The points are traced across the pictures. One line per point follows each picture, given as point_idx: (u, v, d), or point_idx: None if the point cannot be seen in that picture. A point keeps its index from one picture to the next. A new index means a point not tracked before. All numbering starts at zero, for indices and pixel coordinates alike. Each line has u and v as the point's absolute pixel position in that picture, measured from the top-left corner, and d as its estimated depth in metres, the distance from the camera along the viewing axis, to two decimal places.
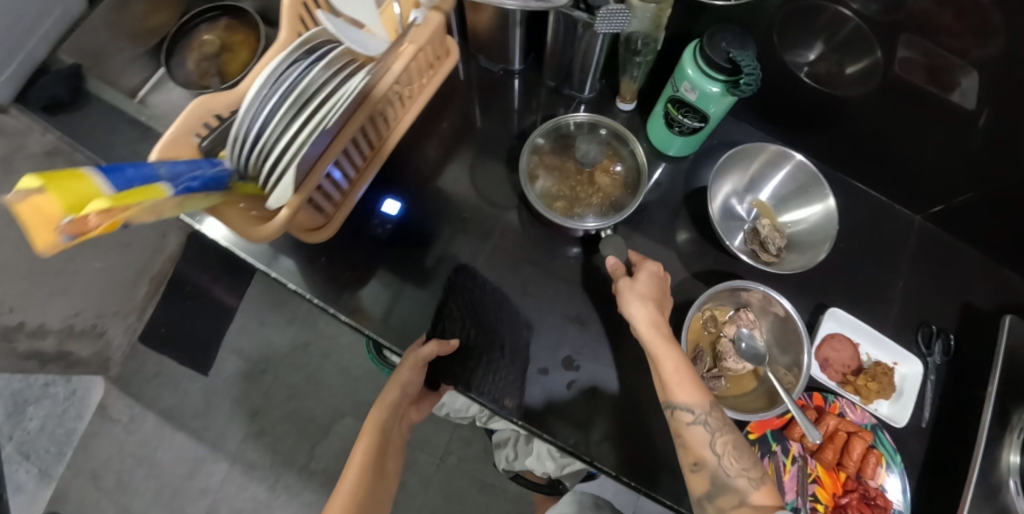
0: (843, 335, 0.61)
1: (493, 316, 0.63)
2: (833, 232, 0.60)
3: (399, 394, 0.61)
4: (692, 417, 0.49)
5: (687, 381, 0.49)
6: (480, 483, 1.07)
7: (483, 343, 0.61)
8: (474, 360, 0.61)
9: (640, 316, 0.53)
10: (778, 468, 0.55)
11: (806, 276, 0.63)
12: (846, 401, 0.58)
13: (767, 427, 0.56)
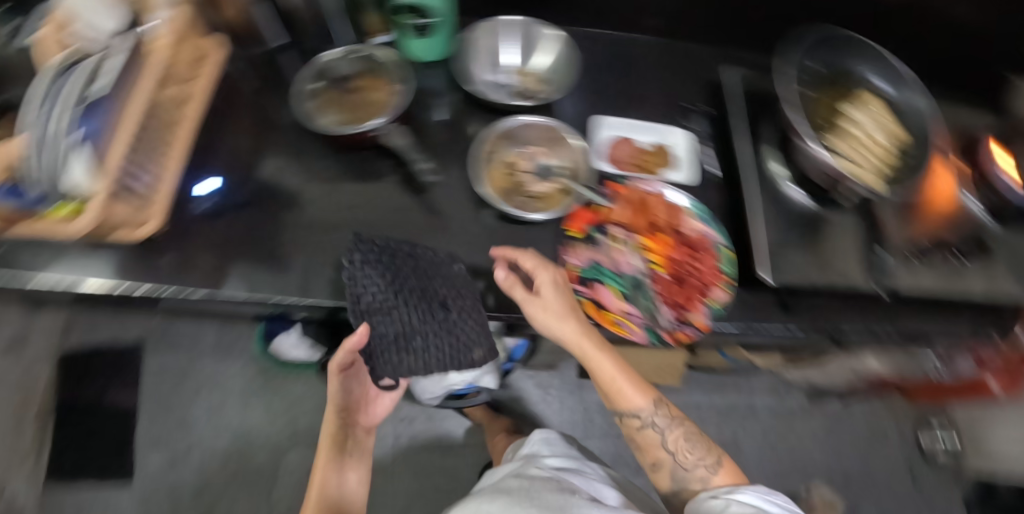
0: (620, 134, 0.70)
1: (425, 281, 0.57)
2: (577, 63, 0.72)
3: (337, 404, 0.67)
4: (641, 421, 0.58)
5: (625, 382, 0.57)
6: (440, 448, 1.08)
7: (418, 317, 0.55)
8: (417, 336, 0.55)
9: (572, 330, 0.54)
10: (606, 250, 0.63)
11: (585, 108, 0.73)
12: (634, 179, 0.67)
13: (584, 224, 0.64)
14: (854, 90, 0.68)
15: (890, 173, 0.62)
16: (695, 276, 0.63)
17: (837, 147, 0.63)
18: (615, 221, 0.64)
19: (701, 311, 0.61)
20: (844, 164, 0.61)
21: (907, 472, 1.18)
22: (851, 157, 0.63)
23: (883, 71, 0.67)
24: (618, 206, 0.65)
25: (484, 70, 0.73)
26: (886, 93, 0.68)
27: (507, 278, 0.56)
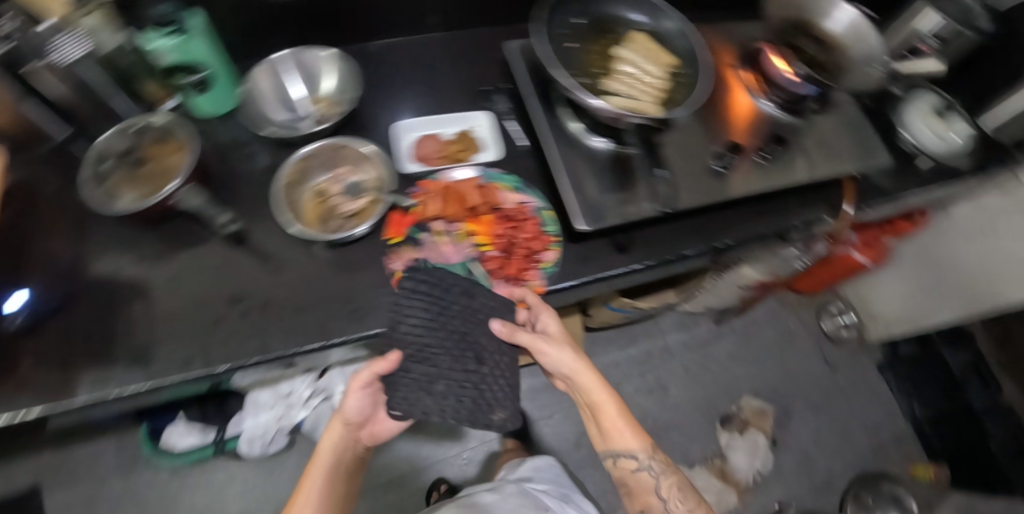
0: (423, 133, 0.71)
1: (468, 325, 0.57)
2: (358, 73, 0.72)
3: (348, 419, 0.63)
4: (636, 464, 0.61)
5: (623, 431, 0.61)
6: (383, 486, 1.03)
7: (449, 363, 0.55)
8: (441, 381, 0.54)
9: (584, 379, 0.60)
10: (433, 246, 0.64)
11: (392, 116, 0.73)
12: (444, 171, 0.67)
13: (404, 228, 0.65)
14: (615, 27, 0.69)
15: (663, 98, 0.65)
16: (522, 245, 0.64)
17: (612, 89, 0.65)
18: (434, 215, 0.64)
19: (535, 275, 0.63)
20: (617, 104, 0.63)
21: (818, 358, 1.28)
22: (625, 94, 0.64)
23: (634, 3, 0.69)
24: (433, 204, 0.64)
25: (276, 109, 0.71)
26: (644, 23, 0.69)
27: (503, 327, 0.57)
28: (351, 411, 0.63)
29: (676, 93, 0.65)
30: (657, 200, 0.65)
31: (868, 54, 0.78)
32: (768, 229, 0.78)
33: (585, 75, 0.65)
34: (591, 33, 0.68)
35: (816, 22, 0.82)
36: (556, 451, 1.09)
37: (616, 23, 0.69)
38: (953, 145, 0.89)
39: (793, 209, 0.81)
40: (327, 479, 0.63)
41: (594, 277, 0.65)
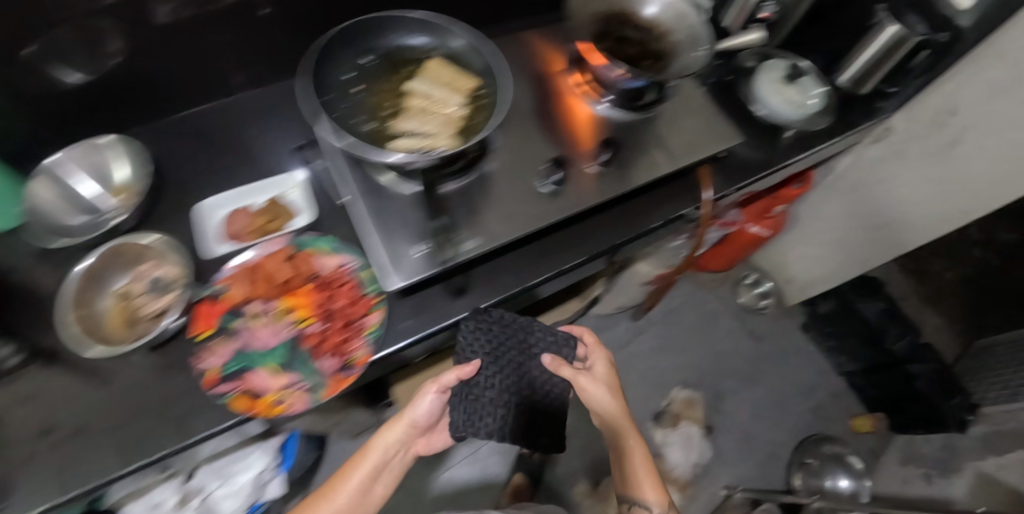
0: (230, 208, 0.66)
1: (523, 357, 0.64)
2: (144, 155, 0.67)
3: (412, 421, 0.64)
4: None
5: (648, 479, 0.68)
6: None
7: (506, 386, 0.62)
8: (501, 406, 0.62)
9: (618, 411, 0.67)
10: (250, 331, 0.59)
11: (204, 193, 0.68)
12: (255, 245, 0.62)
13: (217, 317, 0.60)
14: (399, 59, 0.62)
15: (461, 125, 0.57)
16: (343, 313, 0.59)
17: (402, 126, 0.57)
18: (244, 299, 0.60)
19: (360, 344, 0.58)
20: (407, 146, 0.55)
21: (736, 333, 1.31)
22: (416, 131, 0.57)
23: (415, 27, 0.62)
24: (244, 284, 0.60)
25: (71, 215, 0.64)
26: (430, 46, 0.63)
27: (552, 360, 0.62)
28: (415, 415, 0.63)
29: (475, 117, 0.58)
30: (476, 238, 0.61)
31: (693, 35, 0.73)
32: (625, 236, 0.72)
33: (369, 121, 0.57)
34: (370, 72, 0.61)
35: (635, 8, 0.76)
36: (522, 483, 1.06)
37: (400, 55, 0.62)
38: (805, 108, 0.87)
39: (653, 209, 0.76)
40: (369, 481, 0.63)
41: (416, 334, 0.60)
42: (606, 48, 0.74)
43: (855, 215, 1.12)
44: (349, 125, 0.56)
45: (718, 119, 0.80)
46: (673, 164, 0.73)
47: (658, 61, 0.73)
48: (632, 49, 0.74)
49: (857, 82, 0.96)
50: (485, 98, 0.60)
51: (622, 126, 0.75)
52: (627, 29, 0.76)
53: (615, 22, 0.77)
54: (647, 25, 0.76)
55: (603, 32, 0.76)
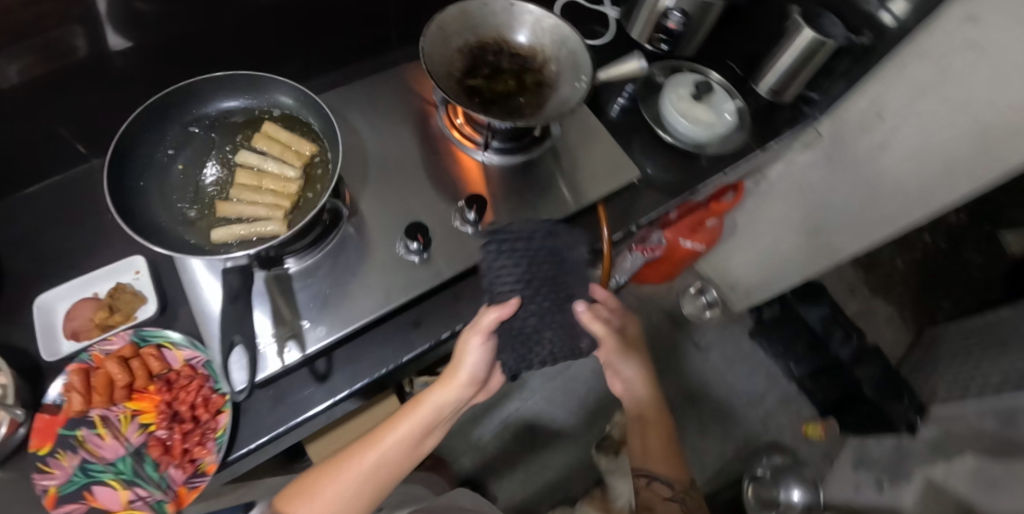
0: (69, 300, 0.59)
1: (556, 269, 0.55)
2: None
3: (468, 374, 0.56)
4: (668, 490, 0.71)
5: (661, 454, 0.73)
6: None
7: (547, 307, 0.54)
8: (545, 331, 0.53)
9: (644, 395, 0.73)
10: (93, 441, 0.54)
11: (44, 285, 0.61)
12: (96, 344, 0.56)
13: (55, 430, 0.54)
14: (226, 125, 0.56)
15: (292, 202, 0.52)
16: (190, 417, 0.54)
17: (225, 209, 0.51)
18: (79, 409, 0.53)
19: (211, 450, 0.53)
20: (227, 237, 0.50)
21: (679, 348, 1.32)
22: (241, 215, 0.51)
23: (241, 87, 0.56)
24: (78, 392, 0.53)
25: None
26: (263, 109, 0.57)
27: (586, 312, 0.57)
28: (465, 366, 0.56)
29: (311, 190, 0.52)
30: (326, 324, 0.55)
31: (574, 62, 0.66)
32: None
33: (190, 205, 0.52)
34: (193, 145, 0.55)
35: (506, 36, 0.69)
36: None
37: (228, 119, 0.56)
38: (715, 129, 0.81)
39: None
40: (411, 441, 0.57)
41: (270, 433, 0.55)
42: (477, 83, 0.66)
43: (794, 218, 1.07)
44: (165, 214, 0.51)
45: (619, 150, 0.73)
46: (574, 205, 0.68)
47: (536, 96, 0.66)
48: (507, 84, 0.67)
49: (779, 90, 0.89)
50: (323, 166, 0.55)
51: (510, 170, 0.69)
52: (503, 59, 0.68)
53: (488, 50, 0.68)
54: (525, 54, 0.69)
55: (474, 63, 0.67)
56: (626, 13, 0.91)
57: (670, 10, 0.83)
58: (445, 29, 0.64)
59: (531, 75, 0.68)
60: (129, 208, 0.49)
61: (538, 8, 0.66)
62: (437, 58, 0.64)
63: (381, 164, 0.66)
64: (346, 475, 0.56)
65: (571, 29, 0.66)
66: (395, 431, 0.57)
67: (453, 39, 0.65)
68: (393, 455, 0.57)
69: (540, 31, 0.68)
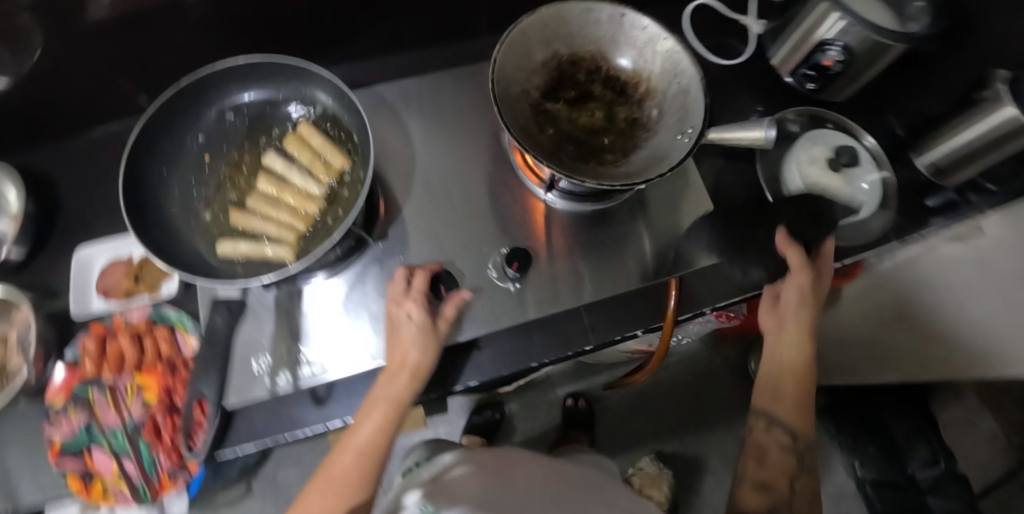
0: (106, 257, 0.60)
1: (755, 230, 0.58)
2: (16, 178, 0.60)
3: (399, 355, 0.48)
4: (786, 437, 0.53)
5: (791, 399, 0.54)
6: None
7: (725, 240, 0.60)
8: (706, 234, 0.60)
9: (787, 341, 0.55)
10: (100, 406, 0.55)
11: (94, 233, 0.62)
12: (122, 309, 0.57)
13: (72, 384, 0.55)
14: (264, 116, 0.51)
15: (307, 226, 0.47)
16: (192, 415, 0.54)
17: (238, 219, 0.47)
18: (96, 371, 0.55)
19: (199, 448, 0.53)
20: (230, 253, 0.46)
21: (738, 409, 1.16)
22: (251, 230, 0.47)
23: (286, 75, 0.50)
24: (96, 354, 0.55)
25: None
26: (306, 105, 0.51)
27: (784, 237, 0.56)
28: (422, 344, 0.48)
29: (328, 216, 0.47)
30: (324, 361, 0.53)
31: (683, 107, 0.50)
32: (546, 357, 0.56)
33: (206, 204, 0.48)
34: (225, 132, 0.50)
35: (610, 51, 0.54)
36: None
37: (268, 109, 0.51)
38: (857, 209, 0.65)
39: (590, 322, 0.58)
40: (383, 434, 0.47)
41: (250, 447, 0.52)
42: (557, 107, 0.53)
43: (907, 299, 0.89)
44: (183, 208, 0.48)
45: (717, 219, 0.61)
46: (648, 274, 0.59)
47: (624, 139, 0.52)
48: (591, 116, 0.54)
49: (945, 170, 0.72)
50: (347, 188, 0.48)
51: (572, 220, 0.60)
52: (595, 82, 0.55)
53: (580, 67, 0.54)
54: (626, 80, 0.54)
55: (559, 82, 0.54)
56: (774, 29, 0.73)
57: (829, 43, 0.65)
58: (533, 35, 0.51)
59: (626, 109, 0.54)
60: (142, 199, 0.47)
61: (656, 25, 0.51)
62: (516, 68, 0.50)
63: (428, 182, 0.59)
64: (324, 494, 0.45)
65: (693, 62, 0.50)
66: (357, 429, 0.48)
67: (542, 47, 0.52)
68: (373, 451, 0.47)
69: (652, 56, 0.52)
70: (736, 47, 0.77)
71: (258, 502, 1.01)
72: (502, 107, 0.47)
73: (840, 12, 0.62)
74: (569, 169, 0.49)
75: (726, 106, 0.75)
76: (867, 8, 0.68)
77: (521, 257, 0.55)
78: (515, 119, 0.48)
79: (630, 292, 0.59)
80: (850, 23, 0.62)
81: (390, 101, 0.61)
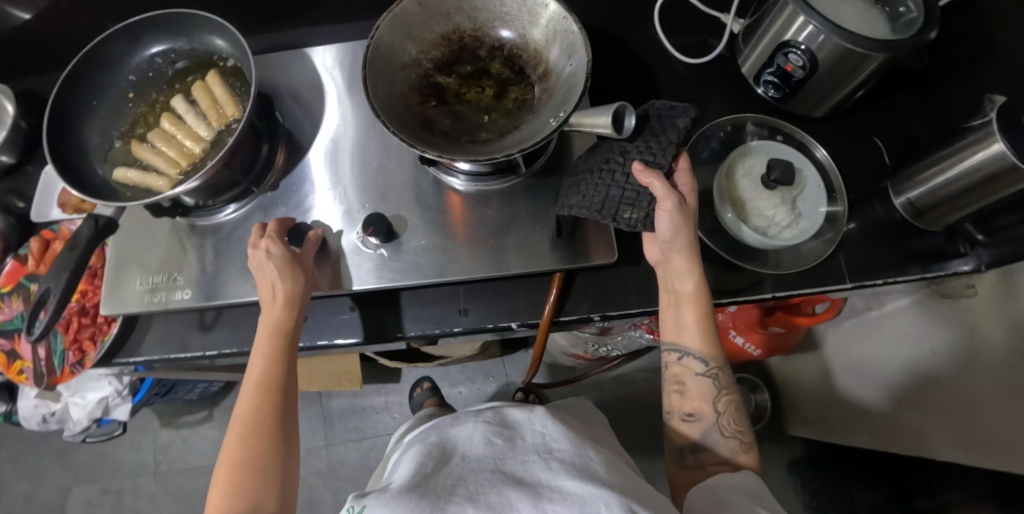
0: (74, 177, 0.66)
1: (618, 162, 0.49)
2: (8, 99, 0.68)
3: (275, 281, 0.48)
4: (701, 368, 0.50)
5: (697, 328, 0.50)
6: (192, 471, 1.07)
7: (610, 179, 0.48)
8: (583, 184, 0.50)
9: (681, 269, 0.50)
10: (30, 300, 0.63)
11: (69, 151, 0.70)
12: (69, 222, 0.64)
13: (19, 276, 0.64)
14: (190, 66, 0.58)
15: (188, 164, 0.53)
16: (93, 321, 0.59)
17: (137, 149, 0.54)
18: (37, 269, 0.63)
19: (94, 349, 0.58)
20: (122, 180, 0.52)
21: None
22: (148, 163, 0.53)
23: (208, 29, 0.56)
24: (42, 254, 0.63)
25: None
26: (224, 60, 0.57)
27: (641, 170, 0.47)
28: (291, 269, 0.49)
29: (207, 158, 0.53)
30: (194, 289, 0.55)
31: (568, 90, 0.48)
32: (412, 330, 0.56)
33: (121, 134, 0.56)
34: (154, 75, 0.57)
35: (511, 29, 0.53)
36: None
37: (194, 60, 0.58)
38: (799, 232, 0.60)
39: (466, 305, 0.56)
40: (275, 363, 0.46)
41: (145, 358, 0.58)
42: (450, 81, 0.54)
43: (899, 348, 0.79)
44: (100, 133, 0.55)
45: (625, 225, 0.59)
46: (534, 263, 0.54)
47: (507, 119, 0.51)
48: (483, 94, 0.53)
49: (923, 211, 0.63)
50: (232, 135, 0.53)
51: (468, 198, 0.56)
52: (496, 61, 0.54)
53: (484, 45, 0.54)
54: (527, 61, 0.53)
55: (458, 57, 0.54)
56: (747, 30, 0.67)
57: (791, 46, 0.60)
58: (432, 7, 0.51)
59: (519, 91, 0.53)
60: (69, 118, 0.54)
61: (557, 2, 0.49)
62: (408, 37, 0.51)
63: (328, 140, 0.59)
64: (242, 440, 0.42)
65: (585, 41, 0.47)
66: (248, 373, 0.46)
67: (442, 20, 0.52)
68: (272, 379, 0.46)
69: (554, 37, 0.51)
70: (714, 45, 0.71)
71: (215, 429, 1.09)
72: (377, 73, 0.48)
73: (805, 15, 0.56)
74: (430, 141, 0.48)
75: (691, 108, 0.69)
76: (861, 10, 0.60)
77: (376, 224, 0.51)
78: (391, 88, 0.49)
79: (514, 280, 0.57)
80: (815, 27, 0.56)
81: (317, 59, 0.62)
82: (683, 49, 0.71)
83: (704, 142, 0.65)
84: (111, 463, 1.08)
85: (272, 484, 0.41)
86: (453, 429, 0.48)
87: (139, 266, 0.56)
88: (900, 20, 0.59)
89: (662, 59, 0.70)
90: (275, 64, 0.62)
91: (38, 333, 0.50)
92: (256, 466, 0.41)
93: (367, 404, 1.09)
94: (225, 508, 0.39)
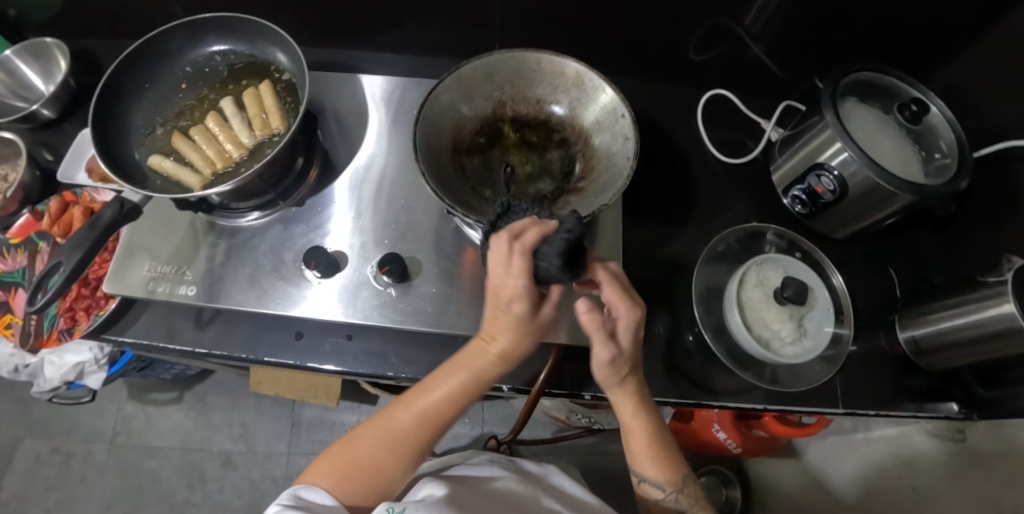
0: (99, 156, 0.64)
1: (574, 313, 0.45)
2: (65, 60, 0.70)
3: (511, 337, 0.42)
4: (661, 493, 0.52)
5: (649, 458, 0.51)
6: (147, 450, 1.05)
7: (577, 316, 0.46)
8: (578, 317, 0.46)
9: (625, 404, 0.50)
10: (35, 259, 0.64)
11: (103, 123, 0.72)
12: (93, 188, 0.65)
13: (30, 232, 0.65)
14: (245, 69, 0.59)
15: (223, 167, 0.54)
16: (91, 297, 0.59)
17: (175, 139, 0.55)
18: (49, 229, 0.64)
19: (87, 322, 0.58)
20: (157, 168, 0.53)
21: None
22: (184, 157, 0.54)
23: (273, 42, 0.57)
24: (53, 215, 0.63)
25: (32, 95, 0.74)
26: (279, 71, 0.59)
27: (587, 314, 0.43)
28: (518, 331, 0.42)
29: (244, 165, 0.54)
30: (198, 288, 0.55)
31: (612, 180, 0.52)
32: (403, 372, 0.55)
33: (164, 122, 0.57)
34: (209, 71, 0.59)
35: (584, 122, 0.57)
36: None
37: (250, 64, 0.59)
38: (801, 351, 0.60)
39: None
40: (457, 406, 0.46)
41: (132, 341, 0.57)
42: (512, 135, 0.58)
43: (878, 478, 0.78)
44: (144, 118, 0.56)
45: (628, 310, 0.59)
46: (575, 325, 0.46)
47: (531, 192, 0.55)
48: (522, 165, 0.57)
49: (925, 350, 0.63)
50: (271, 147, 0.54)
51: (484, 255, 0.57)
52: (559, 150, 0.58)
53: (561, 131, 0.58)
54: (581, 151, 0.57)
55: (534, 124, 0.58)
56: (785, 140, 0.68)
57: (824, 168, 0.61)
58: (546, 75, 0.56)
59: (550, 179, 0.56)
60: (117, 98, 0.55)
61: (630, 123, 0.52)
62: (510, 80, 0.57)
63: (363, 165, 0.60)
64: (390, 446, 0.45)
65: (623, 191, 0.49)
66: (429, 389, 0.46)
67: (548, 88, 0.57)
68: (439, 415, 0.46)
69: (611, 169, 0.53)
70: (750, 147, 0.74)
71: (180, 413, 1.07)
72: (453, 89, 0.54)
73: (842, 141, 0.58)
74: (442, 178, 0.52)
75: (715, 204, 0.70)
76: (899, 143, 0.61)
77: (391, 264, 0.52)
78: (459, 104, 0.55)
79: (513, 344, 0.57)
80: (849, 155, 0.57)
81: (368, 87, 0.64)
82: (719, 145, 0.74)
83: (725, 239, 0.66)
84: (69, 424, 1.06)
85: (374, 486, 0.44)
86: (467, 468, 0.53)
87: (151, 253, 0.56)
88: (933, 164, 0.61)
89: (695, 155, 0.73)
90: (328, 82, 0.64)
91: (40, 305, 0.50)
92: (374, 473, 0.44)
93: (338, 419, 1.07)
94: (340, 492, 0.42)
